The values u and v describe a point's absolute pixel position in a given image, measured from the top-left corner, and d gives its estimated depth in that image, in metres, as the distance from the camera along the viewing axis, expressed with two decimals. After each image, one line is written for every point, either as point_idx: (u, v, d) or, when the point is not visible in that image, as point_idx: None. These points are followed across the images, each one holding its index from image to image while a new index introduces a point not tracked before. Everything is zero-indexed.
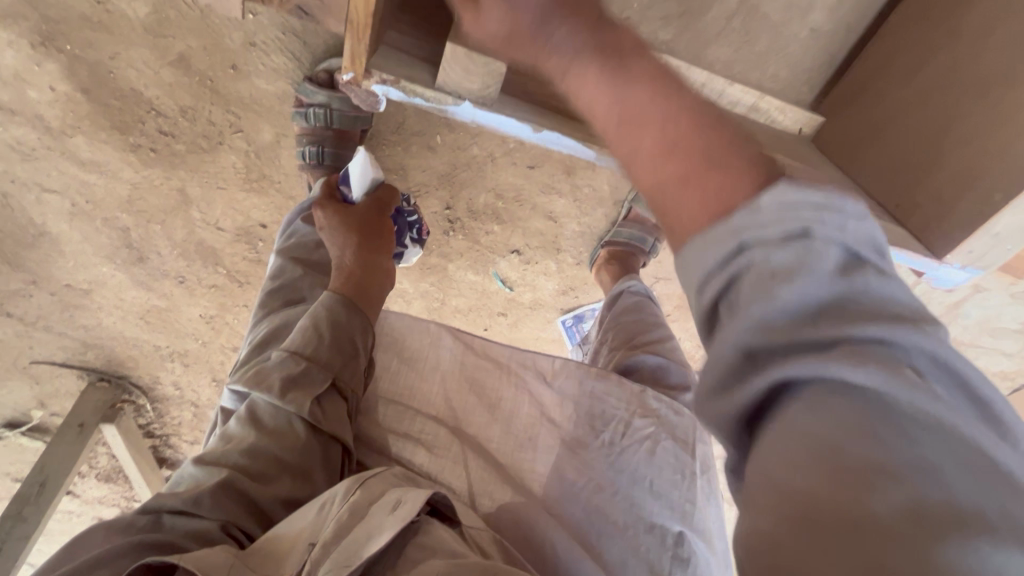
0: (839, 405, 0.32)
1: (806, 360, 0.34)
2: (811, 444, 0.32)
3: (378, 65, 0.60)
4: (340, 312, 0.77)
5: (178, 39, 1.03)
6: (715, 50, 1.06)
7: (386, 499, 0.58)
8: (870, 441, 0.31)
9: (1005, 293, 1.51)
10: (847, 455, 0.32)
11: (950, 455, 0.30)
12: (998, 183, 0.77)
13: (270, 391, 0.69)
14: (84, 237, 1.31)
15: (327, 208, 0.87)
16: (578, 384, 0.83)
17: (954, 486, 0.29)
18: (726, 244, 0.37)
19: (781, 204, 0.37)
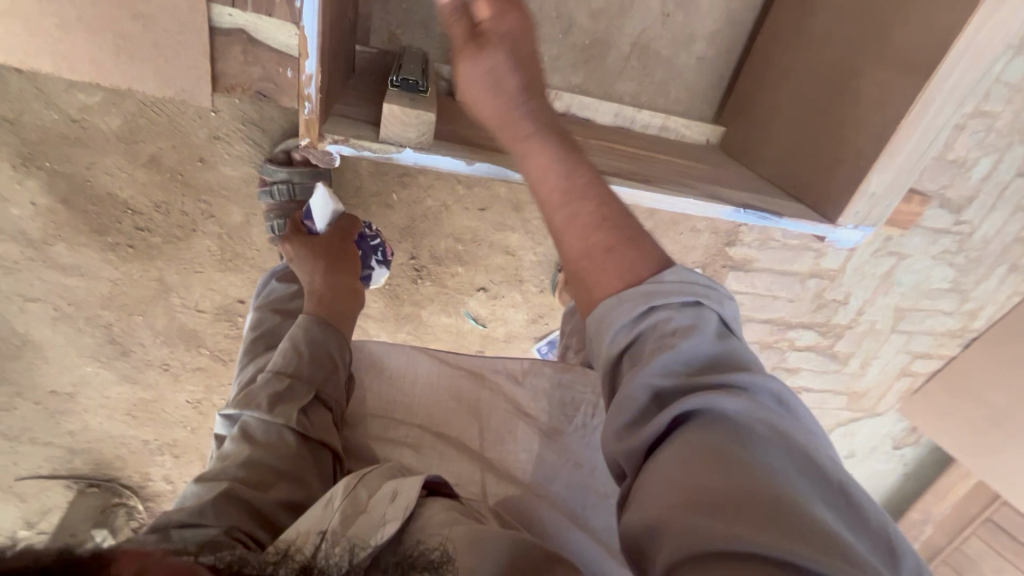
0: (706, 412, 0.55)
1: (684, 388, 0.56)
2: (693, 441, 0.54)
3: (330, 129, 0.71)
4: (315, 332, 0.89)
5: (147, 142, 1.13)
6: (621, 86, 1.24)
7: (383, 491, 0.66)
8: (739, 441, 0.53)
9: (926, 256, 1.68)
10: (731, 452, 0.52)
11: (785, 456, 0.53)
12: (862, 152, 0.92)
13: (259, 408, 0.78)
14: (67, 340, 1.36)
15: (294, 243, 1.03)
16: (549, 378, 0.92)
17: (785, 470, 0.52)
18: (641, 317, 0.60)
19: (665, 291, 0.61)
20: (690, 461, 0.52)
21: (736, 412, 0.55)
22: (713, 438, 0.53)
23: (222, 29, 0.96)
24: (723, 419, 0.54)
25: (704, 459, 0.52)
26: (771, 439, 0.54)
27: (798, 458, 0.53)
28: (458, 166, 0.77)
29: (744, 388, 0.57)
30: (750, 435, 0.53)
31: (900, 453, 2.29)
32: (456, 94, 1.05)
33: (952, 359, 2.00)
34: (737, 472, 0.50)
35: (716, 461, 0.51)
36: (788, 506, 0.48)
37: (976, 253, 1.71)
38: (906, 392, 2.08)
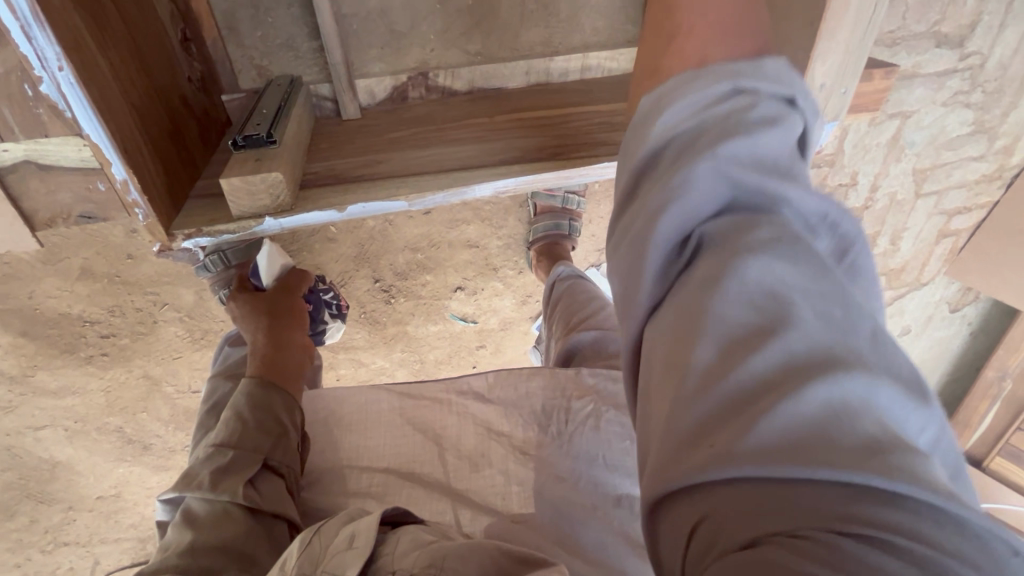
0: (745, 279, 0.43)
1: (726, 251, 0.45)
2: (714, 306, 0.43)
3: (177, 225, 0.65)
4: (258, 395, 0.87)
5: (73, 256, 1.12)
6: (528, 35, 1.08)
7: (341, 537, 0.70)
8: (784, 292, 0.42)
9: (935, 105, 1.47)
10: (771, 306, 0.42)
11: (841, 317, 0.42)
12: (795, 41, 0.76)
13: (199, 488, 0.77)
14: (90, 451, 1.41)
15: (238, 298, 0.97)
16: (514, 395, 0.99)
17: (843, 335, 0.41)
18: (693, 177, 0.47)
19: (746, 141, 0.48)
20: (713, 344, 0.42)
21: (786, 275, 0.43)
22: (747, 312, 0.42)
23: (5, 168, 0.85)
24: (769, 284, 0.43)
25: (734, 339, 0.42)
26: (821, 297, 0.42)
27: (859, 332, 0.42)
28: (331, 216, 0.70)
29: (800, 252, 0.45)
30: (805, 304, 0.42)
31: (960, 314, 2.12)
32: (342, 114, 0.97)
33: (996, 205, 1.78)
34: (773, 355, 0.40)
35: (747, 341, 0.41)
36: (826, 392, 0.37)
37: (996, 83, 1.47)
38: (950, 253, 1.89)
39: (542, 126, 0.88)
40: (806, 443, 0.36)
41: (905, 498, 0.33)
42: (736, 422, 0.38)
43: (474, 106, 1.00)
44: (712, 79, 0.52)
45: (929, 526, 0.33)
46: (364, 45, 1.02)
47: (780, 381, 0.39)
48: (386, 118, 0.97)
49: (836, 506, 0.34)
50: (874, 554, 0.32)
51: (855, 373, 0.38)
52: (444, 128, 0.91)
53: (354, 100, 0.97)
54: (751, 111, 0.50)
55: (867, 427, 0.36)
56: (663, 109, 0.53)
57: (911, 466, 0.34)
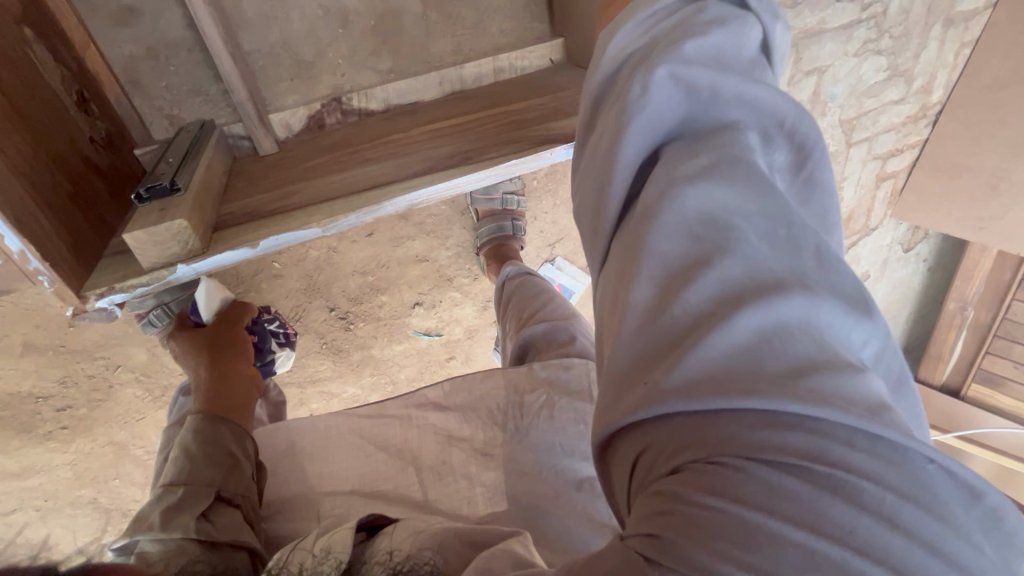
0: (685, 207, 0.48)
1: (668, 176, 0.51)
2: (660, 250, 0.47)
3: (90, 287, 0.65)
4: (205, 429, 0.91)
5: (12, 333, 1.09)
6: (437, 46, 1.09)
7: (320, 547, 0.72)
8: (719, 228, 0.46)
9: (847, 56, 1.51)
10: (706, 242, 0.45)
11: (777, 246, 0.45)
12: None
13: (152, 528, 0.78)
14: (66, 528, 1.38)
15: (179, 336, 1.03)
16: (471, 397, 1.03)
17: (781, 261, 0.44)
18: (648, 95, 0.54)
19: (697, 41, 0.56)
20: (655, 279, 0.46)
21: (721, 201, 0.47)
22: (683, 245, 0.46)
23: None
24: (707, 210, 0.47)
25: (670, 281, 0.45)
26: (760, 226, 0.46)
27: (797, 254, 0.45)
28: (245, 254, 0.70)
29: (735, 183, 0.48)
30: (741, 234, 0.45)
31: (914, 253, 2.18)
32: (259, 151, 0.97)
33: (926, 143, 1.84)
34: (712, 283, 0.43)
35: (686, 274, 0.44)
36: (755, 321, 0.40)
37: (901, 27, 1.53)
38: (892, 195, 1.95)
39: (454, 132, 0.89)
40: (727, 374, 0.39)
41: (830, 428, 0.36)
42: (672, 354, 0.42)
43: (392, 123, 1.01)
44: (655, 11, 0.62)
45: (846, 449, 0.36)
46: (273, 80, 1.03)
47: (718, 310, 0.42)
48: (303, 149, 0.97)
49: (755, 439, 0.37)
50: (791, 482, 0.35)
51: (789, 296, 0.41)
52: (359, 149, 0.92)
53: (268, 134, 0.97)
54: (696, 21, 0.58)
55: (800, 349, 0.40)
56: (615, 39, 0.63)
57: (830, 393, 0.37)
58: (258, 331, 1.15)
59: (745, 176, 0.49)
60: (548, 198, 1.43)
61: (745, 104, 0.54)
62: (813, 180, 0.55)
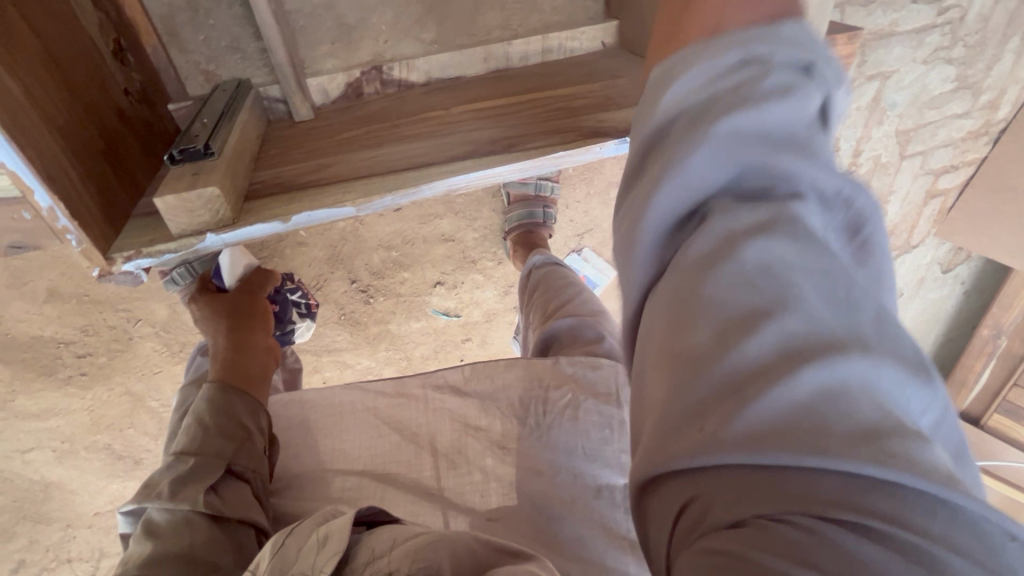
0: (747, 257, 0.40)
1: (726, 220, 0.42)
2: (715, 285, 0.40)
3: (118, 248, 0.63)
4: (219, 398, 0.89)
5: (38, 279, 1.09)
6: (484, 20, 1.04)
7: (315, 538, 0.73)
8: (780, 267, 0.40)
9: (914, 62, 1.42)
10: (766, 284, 0.39)
11: (843, 292, 0.39)
12: None
13: (160, 497, 0.79)
14: (81, 470, 1.41)
15: (199, 300, 0.99)
16: (491, 388, 1.02)
17: (846, 307, 0.39)
18: (695, 154, 0.43)
19: (752, 117, 0.42)
20: (708, 328, 0.39)
21: (786, 256, 0.40)
22: (741, 295, 0.39)
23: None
24: (773, 266, 0.40)
25: (725, 326, 0.39)
26: (826, 265, 0.40)
27: (861, 310, 0.39)
28: (276, 229, 0.68)
29: (802, 224, 0.41)
30: (807, 285, 0.39)
31: (953, 274, 2.10)
32: (295, 118, 0.94)
33: (983, 161, 1.74)
34: (771, 340, 0.37)
35: (743, 325, 0.38)
36: (822, 379, 0.35)
37: (976, 35, 1.42)
38: (939, 213, 1.86)
39: (499, 116, 0.85)
40: (793, 433, 0.34)
41: (904, 490, 0.32)
42: (729, 407, 0.36)
43: (433, 98, 0.97)
44: (711, 50, 0.45)
45: (920, 516, 0.32)
46: (313, 41, 0.99)
47: (781, 364, 0.36)
48: (341, 118, 0.94)
49: (838, 496, 0.33)
50: (870, 547, 0.31)
51: (858, 357, 0.36)
52: (397, 123, 0.89)
53: (305, 101, 0.93)
54: (760, 84, 0.43)
55: (868, 412, 0.34)
56: (668, 81, 0.46)
57: (913, 457, 0.32)
58: (280, 300, 1.12)
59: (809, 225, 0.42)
60: (583, 186, 1.38)
61: (820, 156, 0.44)
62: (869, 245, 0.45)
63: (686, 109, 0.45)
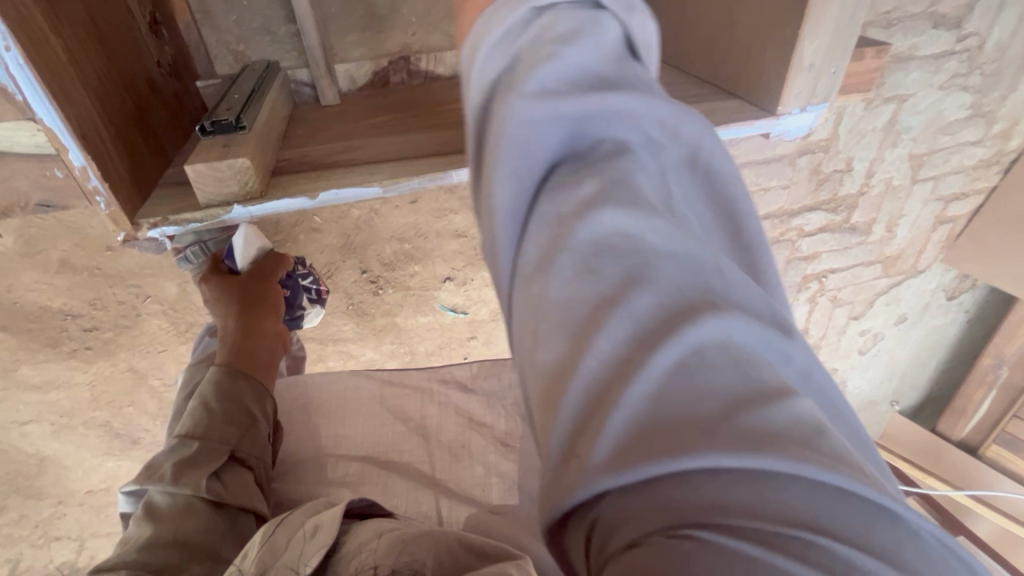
0: (593, 233, 0.40)
1: (570, 201, 0.41)
2: (563, 300, 0.38)
3: (143, 214, 0.62)
4: (227, 384, 0.87)
5: (51, 249, 1.09)
6: None
7: (306, 526, 0.74)
8: (624, 264, 0.38)
9: (932, 87, 1.43)
10: (607, 288, 0.38)
11: (681, 270, 0.38)
12: (785, 16, 0.73)
13: (162, 480, 0.77)
14: (78, 445, 1.40)
15: (211, 279, 0.93)
16: (498, 383, 1.02)
17: (681, 284, 0.37)
18: (527, 175, 0.41)
19: (552, 130, 0.41)
20: (562, 335, 0.37)
21: (631, 226, 0.40)
22: (591, 288, 0.38)
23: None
24: (615, 239, 0.39)
25: (575, 338, 0.37)
26: (666, 243, 0.39)
27: (702, 261, 0.39)
28: (303, 204, 0.68)
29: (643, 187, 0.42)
30: (654, 246, 0.39)
31: (957, 302, 2.10)
32: (321, 100, 0.94)
33: (993, 190, 1.76)
34: (621, 327, 0.36)
35: (595, 321, 0.37)
36: (662, 367, 0.34)
37: (993, 64, 1.44)
38: (947, 240, 1.87)
39: None
40: (650, 437, 0.32)
41: (774, 475, 0.30)
42: (588, 430, 0.34)
43: (458, 91, 0.98)
44: (507, 8, 0.47)
45: (798, 492, 0.30)
46: (342, 28, 0.99)
47: (635, 356, 0.35)
48: (366, 105, 0.94)
49: (712, 494, 0.30)
50: (768, 549, 0.28)
51: (694, 330, 0.35)
52: (422, 111, 0.89)
53: (332, 85, 0.93)
54: (552, 28, 0.45)
55: (724, 385, 0.33)
56: (478, 51, 0.47)
57: (770, 431, 0.31)
58: (290, 283, 1.09)
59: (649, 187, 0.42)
60: None
61: (640, 101, 0.45)
62: (711, 171, 0.46)
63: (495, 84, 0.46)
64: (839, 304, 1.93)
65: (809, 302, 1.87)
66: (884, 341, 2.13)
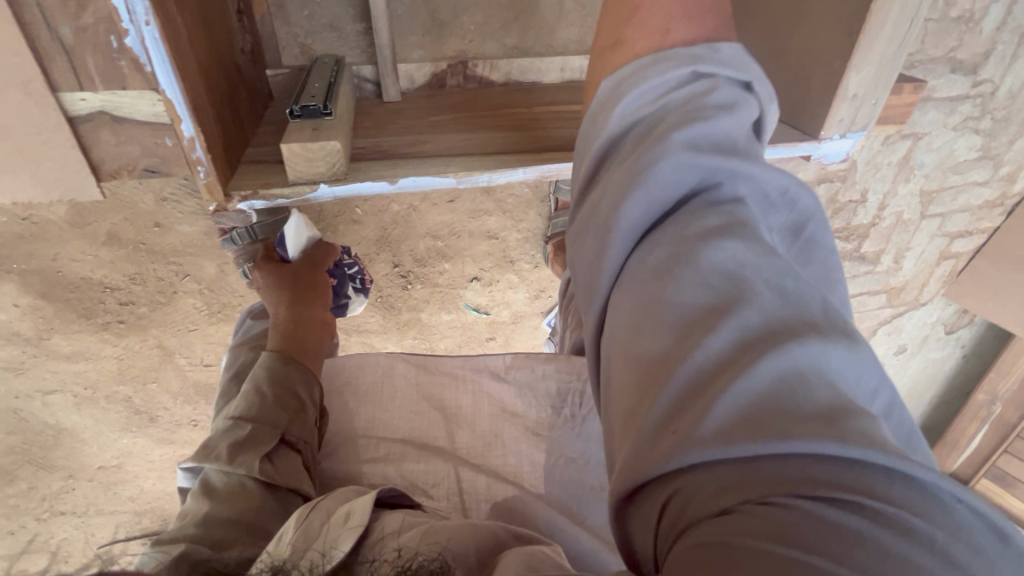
0: (709, 262, 0.47)
1: (688, 225, 0.51)
2: (678, 302, 0.46)
3: (235, 187, 0.66)
4: (279, 369, 0.90)
5: (101, 221, 1.12)
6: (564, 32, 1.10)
7: (337, 514, 0.74)
8: (733, 283, 0.46)
9: (946, 128, 1.51)
10: (720, 297, 0.45)
11: (786, 297, 0.45)
12: (834, 49, 0.79)
13: (218, 459, 0.81)
14: (96, 419, 1.41)
15: (264, 268, 0.98)
16: (530, 378, 1.06)
17: (787, 306, 0.45)
18: (649, 194, 0.52)
19: (679, 170, 0.52)
20: (675, 332, 0.46)
21: (742, 260, 0.47)
22: (700, 294, 0.46)
23: (82, 117, 0.76)
24: (726, 269, 0.47)
25: (688, 331, 0.45)
26: (774, 274, 0.46)
27: (808, 302, 0.46)
28: (382, 189, 0.72)
29: (749, 235, 0.49)
30: (761, 287, 0.45)
31: (954, 336, 2.17)
32: (383, 96, 0.98)
33: (995, 230, 1.84)
34: (732, 331, 0.43)
35: (705, 322, 0.44)
36: (779, 366, 0.40)
37: (1003, 110, 1.53)
38: (949, 275, 1.94)
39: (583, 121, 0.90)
40: (756, 421, 0.38)
41: (866, 466, 0.36)
42: (698, 405, 0.41)
43: (512, 97, 1.03)
44: (657, 68, 0.60)
45: (883, 482, 0.36)
46: (405, 30, 1.04)
47: (737, 357, 0.42)
48: (426, 104, 0.99)
49: (810, 472, 0.36)
50: (855, 519, 0.34)
51: (811, 343, 0.41)
52: (482, 114, 0.94)
53: (395, 83, 0.98)
54: (706, 98, 0.57)
55: (824, 395, 0.39)
56: (618, 101, 0.61)
57: (867, 431, 0.37)
58: (336, 274, 1.13)
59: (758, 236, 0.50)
60: None
61: (744, 177, 0.53)
62: (805, 251, 0.57)
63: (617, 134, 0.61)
64: None
65: None
66: None
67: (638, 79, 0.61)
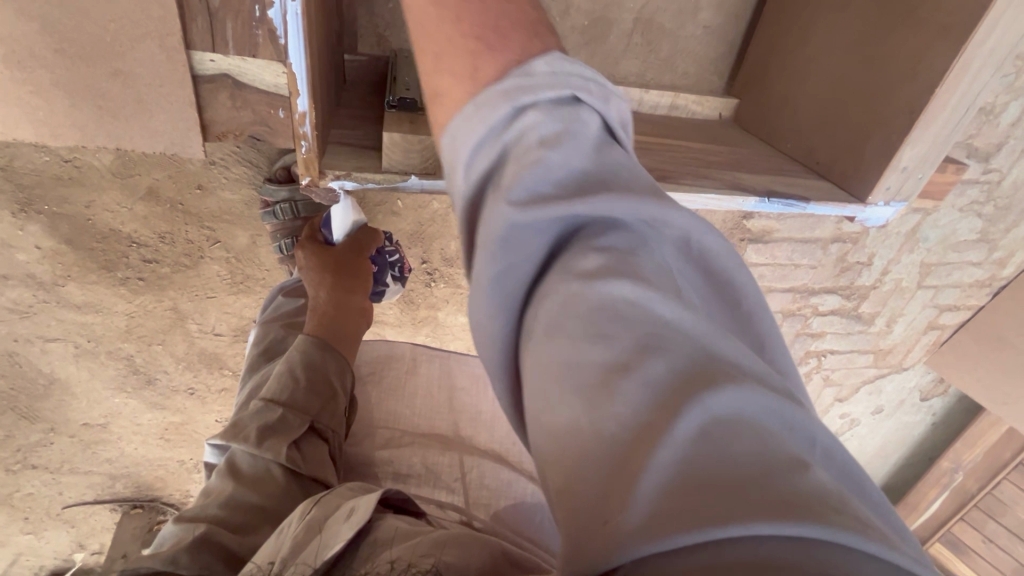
0: (602, 300, 0.41)
1: (571, 269, 0.42)
2: (572, 356, 0.39)
3: (330, 164, 0.67)
4: (313, 353, 0.90)
5: (144, 175, 1.11)
6: (626, 65, 1.13)
7: (342, 509, 0.67)
8: (615, 320, 0.40)
9: (952, 209, 1.61)
10: (605, 349, 0.39)
11: (682, 332, 0.40)
12: (892, 125, 0.86)
13: (247, 441, 0.80)
14: (92, 374, 1.37)
15: (307, 250, 0.99)
16: None
17: (671, 341, 0.39)
18: (513, 229, 0.42)
19: (547, 175, 0.43)
20: (571, 396, 0.38)
21: (639, 297, 0.41)
22: (600, 348, 0.39)
23: (207, 77, 0.74)
24: (625, 309, 0.40)
25: (587, 389, 0.38)
26: (662, 303, 0.41)
27: (708, 337, 0.40)
28: None
29: (646, 262, 0.43)
30: (660, 322, 0.40)
31: (928, 404, 2.28)
32: None
33: (981, 309, 1.95)
34: (632, 394, 0.37)
35: (607, 383, 0.37)
36: (692, 422, 0.35)
37: (1005, 199, 1.63)
38: (934, 345, 2.04)
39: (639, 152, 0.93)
40: (684, 493, 0.32)
41: (800, 536, 0.30)
42: (619, 482, 0.34)
43: None
44: (487, 103, 0.45)
45: (829, 549, 0.30)
46: None
47: (653, 419, 0.35)
48: None
49: (764, 556, 0.29)
50: None
51: (727, 392, 0.36)
52: None
53: None
54: (533, 133, 0.44)
55: (745, 450, 0.34)
56: (456, 152, 0.47)
57: (794, 493, 0.32)
58: (377, 260, 1.13)
59: (652, 264, 0.43)
60: None
61: (624, 167, 0.46)
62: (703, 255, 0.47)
63: (481, 172, 0.45)
64: (829, 385, 2.06)
65: (806, 377, 1.99)
66: (860, 428, 2.27)
67: (475, 119, 0.45)
